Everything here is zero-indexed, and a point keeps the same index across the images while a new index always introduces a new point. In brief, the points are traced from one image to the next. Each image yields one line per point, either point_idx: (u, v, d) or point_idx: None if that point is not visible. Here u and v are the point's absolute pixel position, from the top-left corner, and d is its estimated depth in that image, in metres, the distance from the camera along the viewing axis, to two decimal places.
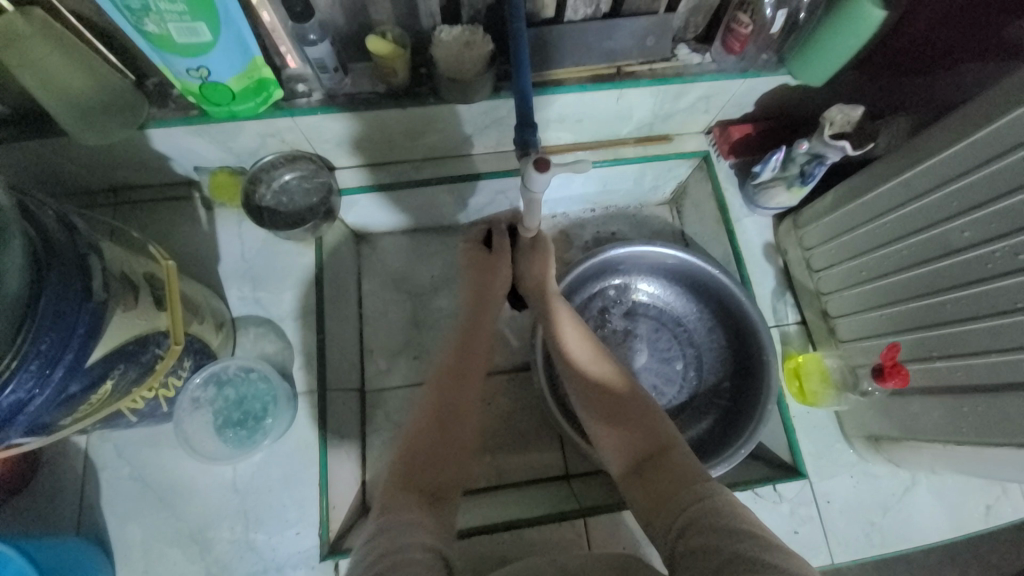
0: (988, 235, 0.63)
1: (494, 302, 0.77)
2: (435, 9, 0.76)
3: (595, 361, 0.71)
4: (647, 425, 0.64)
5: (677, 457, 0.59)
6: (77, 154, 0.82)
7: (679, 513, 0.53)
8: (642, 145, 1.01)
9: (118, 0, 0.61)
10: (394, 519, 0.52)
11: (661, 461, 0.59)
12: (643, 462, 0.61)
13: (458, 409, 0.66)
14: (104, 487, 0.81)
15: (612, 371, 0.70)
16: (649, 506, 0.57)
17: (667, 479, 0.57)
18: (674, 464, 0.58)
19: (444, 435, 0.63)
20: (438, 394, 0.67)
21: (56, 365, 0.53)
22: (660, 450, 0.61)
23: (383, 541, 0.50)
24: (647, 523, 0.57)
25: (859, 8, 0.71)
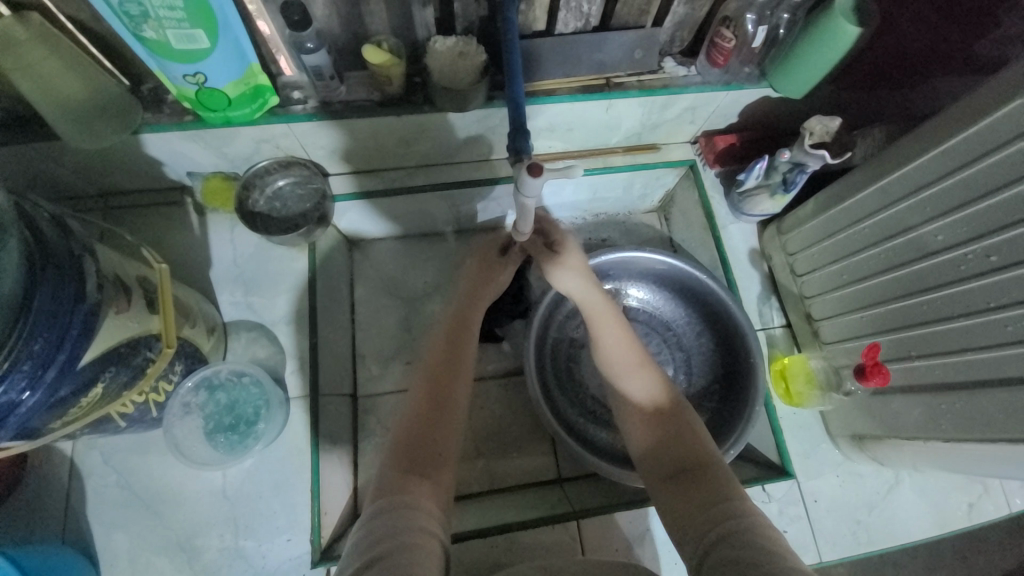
0: (960, 238, 0.66)
1: (487, 299, 0.78)
2: (431, 21, 0.78)
3: (640, 364, 0.70)
4: (688, 436, 0.64)
5: (714, 470, 0.59)
6: (68, 158, 0.82)
7: (713, 526, 0.53)
8: (631, 155, 1.03)
9: (117, 7, 0.62)
10: (397, 500, 0.54)
11: (701, 472, 0.59)
12: (681, 470, 0.60)
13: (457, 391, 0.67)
14: (89, 495, 0.79)
15: (657, 379, 0.69)
16: (681, 513, 0.57)
17: (704, 489, 0.57)
18: (713, 476, 0.58)
19: (440, 416, 0.64)
20: (430, 380, 0.67)
21: (49, 366, 0.53)
22: (699, 461, 0.61)
23: (387, 523, 0.52)
24: (675, 530, 0.57)
25: (834, 25, 0.75)
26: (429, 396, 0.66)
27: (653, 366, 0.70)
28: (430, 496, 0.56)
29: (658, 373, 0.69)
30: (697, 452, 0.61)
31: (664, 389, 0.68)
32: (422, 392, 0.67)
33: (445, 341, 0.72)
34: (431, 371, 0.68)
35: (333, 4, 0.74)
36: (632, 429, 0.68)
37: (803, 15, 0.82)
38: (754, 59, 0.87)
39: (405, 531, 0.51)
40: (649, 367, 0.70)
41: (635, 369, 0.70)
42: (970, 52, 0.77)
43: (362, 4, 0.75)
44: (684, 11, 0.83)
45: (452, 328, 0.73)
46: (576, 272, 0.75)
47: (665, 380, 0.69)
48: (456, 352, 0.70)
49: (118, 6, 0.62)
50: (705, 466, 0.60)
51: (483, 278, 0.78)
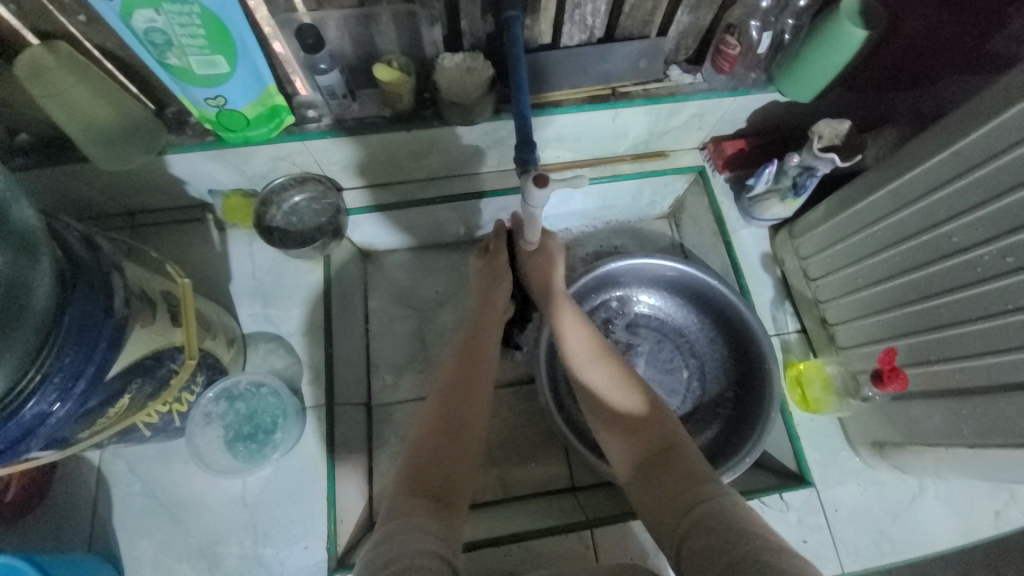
0: (976, 239, 0.65)
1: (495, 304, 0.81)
2: (439, 38, 0.80)
3: (601, 360, 0.72)
4: (653, 425, 0.65)
5: (684, 458, 0.60)
6: (98, 180, 0.86)
7: (686, 512, 0.54)
8: (639, 162, 1.04)
9: (143, 36, 0.66)
10: (405, 523, 0.53)
11: (670, 462, 0.60)
12: (650, 463, 0.62)
13: (470, 414, 0.67)
14: (116, 503, 0.82)
15: (617, 370, 0.71)
16: (656, 505, 0.58)
17: (674, 477, 0.59)
18: (682, 465, 0.60)
19: (453, 438, 0.65)
20: (444, 399, 0.68)
21: (78, 378, 0.56)
22: (669, 451, 0.62)
23: (389, 548, 0.51)
24: (656, 524, 0.58)
25: (840, 29, 0.75)
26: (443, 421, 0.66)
27: (613, 357, 0.72)
28: (439, 521, 0.55)
29: (621, 368, 0.71)
30: (666, 442, 0.63)
31: (624, 378, 0.70)
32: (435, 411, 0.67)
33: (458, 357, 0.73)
34: (445, 388, 0.70)
35: (345, 26, 0.77)
36: (601, 424, 0.69)
37: (808, 19, 0.82)
38: (761, 65, 0.87)
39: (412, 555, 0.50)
40: (607, 358, 0.72)
41: (597, 365, 0.71)
42: (983, 51, 0.75)
43: (374, 25, 0.77)
44: (688, 20, 0.84)
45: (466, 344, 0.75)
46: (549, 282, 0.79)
47: (628, 374, 0.70)
48: (468, 370, 0.72)
49: (144, 35, 0.66)
50: (674, 456, 0.61)
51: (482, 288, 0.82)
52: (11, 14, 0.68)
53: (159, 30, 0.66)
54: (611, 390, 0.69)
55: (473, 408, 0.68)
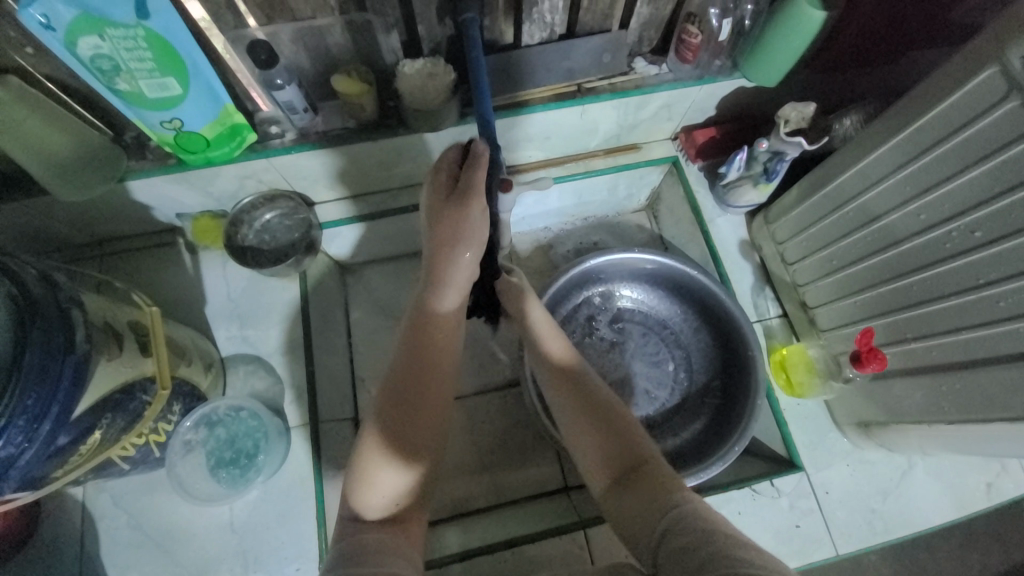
0: (941, 217, 0.64)
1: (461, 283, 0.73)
2: (396, 45, 0.79)
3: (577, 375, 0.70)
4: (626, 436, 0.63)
5: (656, 470, 0.59)
6: (61, 211, 0.84)
7: (661, 520, 0.53)
8: (612, 156, 1.03)
9: (90, 63, 0.65)
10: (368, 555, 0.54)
11: (642, 473, 0.59)
12: (621, 476, 0.60)
13: (428, 433, 0.65)
14: (102, 537, 0.81)
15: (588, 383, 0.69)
16: (630, 518, 0.57)
17: (646, 488, 0.57)
18: (654, 475, 0.58)
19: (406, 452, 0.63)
20: (392, 424, 0.63)
21: (44, 419, 0.54)
22: (641, 461, 0.61)
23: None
24: (630, 536, 0.57)
25: (795, 9, 0.75)
26: (400, 446, 0.63)
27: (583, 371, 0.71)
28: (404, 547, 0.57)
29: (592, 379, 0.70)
30: (637, 452, 0.61)
31: (595, 390, 0.68)
32: (378, 438, 0.63)
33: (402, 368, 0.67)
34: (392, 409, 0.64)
35: (301, 39, 0.76)
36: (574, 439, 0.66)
37: (767, 4, 0.81)
38: (723, 52, 0.87)
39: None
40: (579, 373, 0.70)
41: (573, 382, 0.69)
42: (946, 19, 0.78)
43: (328, 36, 0.76)
44: (648, 11, 0.83)
45: (408, 351, 0.68)
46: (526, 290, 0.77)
47: (598, 387, 0.68)
48: (414, 385, 0.65)
49: (91, 62, 0.64)
50: (646, 467, 0.60)
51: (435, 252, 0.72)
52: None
53: (106, 56, 0.64)
54: (583, 403, 0.67)
55: (427, 427, 0.65)
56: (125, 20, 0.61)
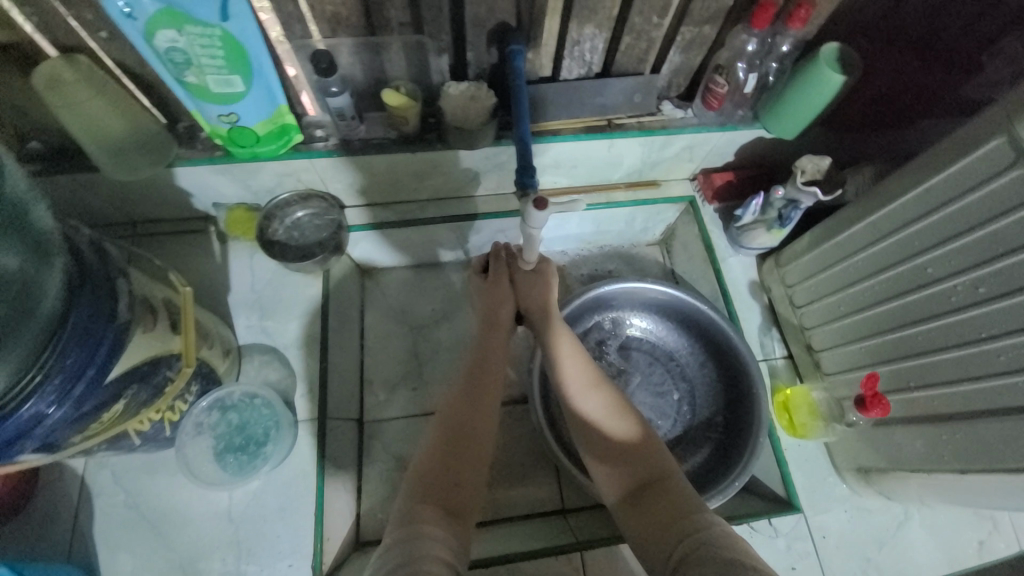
0: (950, 270, 0.68)
1: (502, 320, 0.79)
2: (445, 67, 0.85)
3: (597, 388, 0.73)
4: (647, 454, 0.67)
5: (675, 487, 0.63)
6: (106, 189, 0.88)
7: (679, 542, 0.57)
8: (633, 190, 1.08)
9: (164, 55, 0.69)
10: (413, 531, 0.56)
11: (663, 492, 0.63)
12: (641, 493, 0.64)
13: (478, 432, 0.69)
14: (98, 513, 0.80)
15: (612, 401, 0.72)
16: (646, 533, 0.61)
17: (665, 504, 0.61)
18: (675, 495, 0.62)
19: (455, 446, 0.67)
20: (448, 428, 0.68)
21: (78, 380, 0.56)
22: (663, 478, 0.64)
23: (403, 550, 0.54)
24: (644, 548, 0.60)
25: (819, 72, 0.81)
26: (449, 440, 0.67)
27: (608, 386, 0.74)
28: (448, 529, 0.58)
29: (613, 394, 0.73)
30: (657, 469, 0.65)
31: (616, 402, 0.72)
32: (430, 444, 0.68)
33: (458, 388, 0.73)
34: (449, 418, 0.70)
35: (357, 54, 0.81)
36: (597, 451, 0.70)
37: (791, 62, 0.88)
38: (746, 103, 0.93)
39: (423, 559, 0.53)
40: (604, 388, 0.73)
41: (591, 393, 0.73)
42: (959, 93, 0.83)
43: (383, 52, 0.82)
44: (680, 59, 0.89)
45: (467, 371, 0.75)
46: (520, 282, 0.80)
47: (624, 404, 0.72)
48: (470, 400, 0.71)
49: (165, 53, 0.69)
50: (665, 486, 0.63)
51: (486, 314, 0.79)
52: (31, 26, 0.70)
53: (180, 50, 0.69)
54: (604, 417, 0.71)
55: (476, 435, 0.68)
56: (204, 19, 0.66)
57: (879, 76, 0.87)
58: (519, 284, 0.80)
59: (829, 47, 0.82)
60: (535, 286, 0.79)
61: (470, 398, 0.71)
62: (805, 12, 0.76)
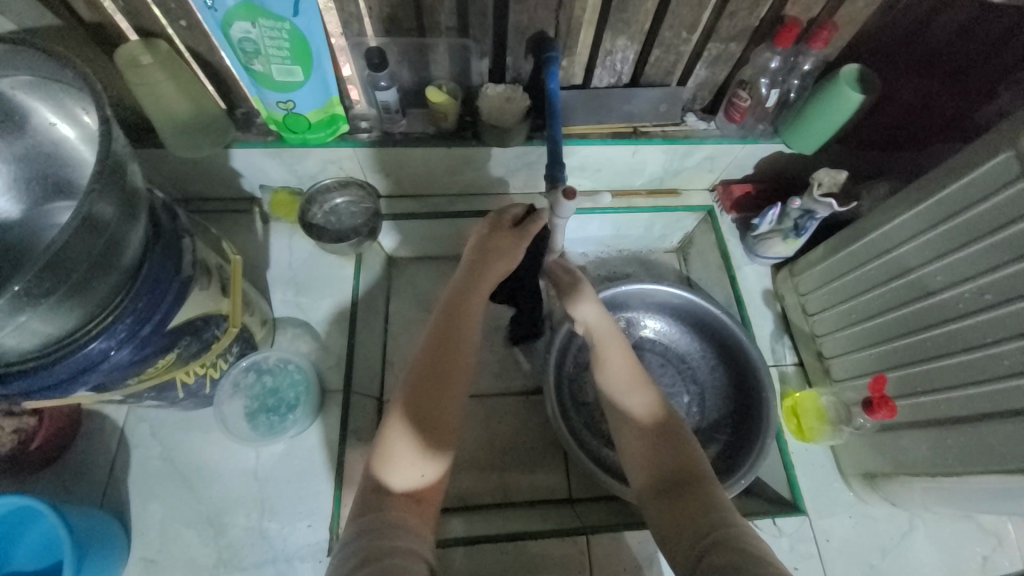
0: (958, 278, 0.70)
1: (488, 284, 0.75)
2: (485, 70, 0.91)
3: (641, 385, 0.74)
4: (681, 451, 0.69)
5: (705, 486, 0.65)
6: (166, 165, 0.96)
7: (704, 535, 0.59)
8: (653, 197, 1.13)
9: (237, 45, 0.77)
10: (382, 520, 0.59)
11: (692, 489, 0.64)
12: (672, 488, 0.66)
13: (444, 412, 0.67)
14: (133, 464, 0.86)
15: (652, 399, 0.73)
16: (670, 524, 0.63)
17: (694, 502, 0.63)
18: (703, 493, 0.64)
19: (431, 421, 0.66)
20: (417, 393, 0.67)
21: (146, 323, 0.63)
22: (694, 476, 0.66)
23: (375, 540, 0.57)
24: (666, 538, 0.63)
25: (839, 91, 0.85)
26: (425, 413, 0.66)
27: (648, 384, 0.74)
28: (418, 520, 0.61)
29: (654, 393, 0.74)
30: (689, 467, 0.67)
31: (657, 402, 0.73)
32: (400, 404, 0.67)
33: (433, 342, 0.69)
34: (419, 379, 0.68)
35: (406, 54, 0.88)
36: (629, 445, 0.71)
37: (812, 81, 0.92)
38: (768, 118, 0.98)
39: (397, 551, 0.56)
40: (645, 386, 0.74)
41: (633, 390, 0.73)
42: (973, 118, 0.88)
43: (430, 53, 0.88)
44: (705, 74, 0.95)
45: (448, 322, 0.71)
46: (520, 245, 0.78)
47: (661, 400, 0.73)
48: (443, 364, 0.68)
49: (237, 43, 0.77)
50: (694, 480, 0.65)
51: (475, 266, 0.76)
52: (119, 11, 0.77)
53: (251, 40, 0.76)
54: (643, 413, 0.72)
55: (445, 403, 0.67)
56: (278, 13, 0.74)
57: (899, 94, 0.92)
58: (519, 247, 0.78)
59: (850, 68, 0.86)
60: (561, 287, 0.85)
61: (438, 373, 0.68)
62: (828, 34, 0.81)
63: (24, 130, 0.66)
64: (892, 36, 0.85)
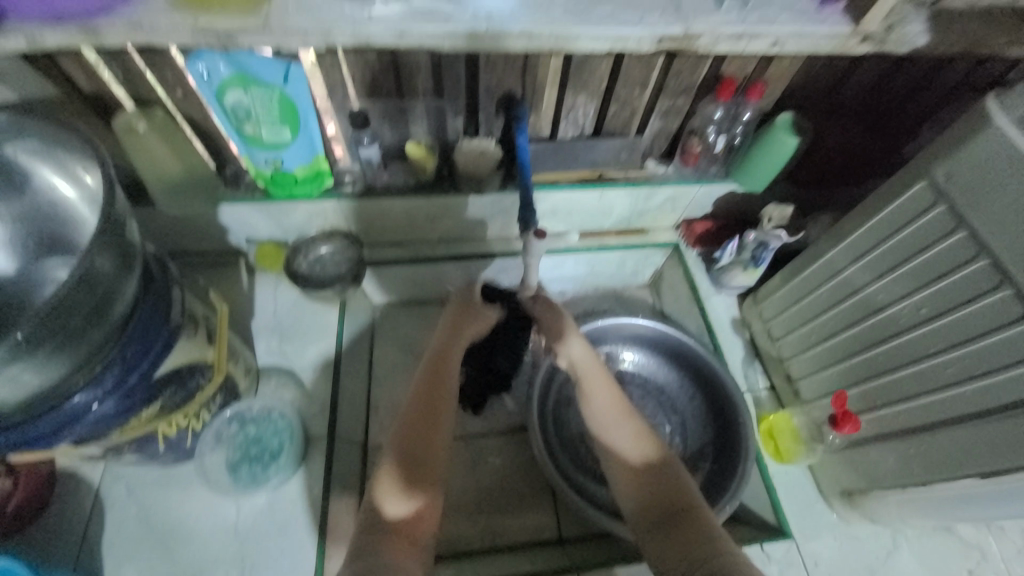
0: (898, 295, 0.77)
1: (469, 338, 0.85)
2: (460, 127, 0.99)
3: (626, 419, 0.77)
4: (669, 481, 0.71)
5: (696, 515, 0.66)
6: (154, 222, 0.99)
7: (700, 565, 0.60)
8: (623, 236, 1.20)
9: (230, 111, 0.85)
10: (376, 560, 0.59)
11: (684, 519, 0.66)
12: (665, 520, 0.67)
13: (431, 454, 0.72)
14: (107, 526, 0.83)
15: (639, 433, 0.76)
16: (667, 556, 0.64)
17: (687, 532, 0.65)
18: (695, 523, 0.65)
19: (422, 461, 0.71)
20: (411, 430, 0.72)
21: (132, 372, 0.64)
22: (685, 506, 0.68)
23: None
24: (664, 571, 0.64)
25: (776, 137, 0.96)
26: (415, 454, 0.71)
27: (634, 418, 0.77)
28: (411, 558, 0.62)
29: (640, 427, 0.76)
30: (679, 496, 0.69)
31: (644, 435, 0.76)
32: (394, 449, 0.71)
33: (425, 382, 0.77)
34: (414, 418, 0.73)
35: (387, 116, 0.96)
36: (620, 479, 0.74)
37: (753, 128, 1.03)
38: (719, 161, 1.07)
39: None
40: (631, 419, 0.77)
41: (620, 425, 0.76)
42: (901, 151, 1.02)
43: (408, 114, 0.96)
44: (660, 123, 1.03)
45: (436, 368, 0.78)
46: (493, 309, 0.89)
47: (647, 431, 0.76)
48: (435, 401, 0.75)
49: (230, 109, 0.84)
50: (685, 510, 0.67)
51: (460, 318, 0.86)
52: (117, 84, 0.83)
53: (244, 107, 0.84)
54: (632, 448, 0.74)
55: (438, 438, 0.73)
56: (268, 82, 0.81)
57: (829, 138, 1.03)
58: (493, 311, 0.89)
59: (783, 116, 0.97)
60: (547, 322, 0.89)
61: (430, 414, 0.74)
62: (762, 88, 0.92)
63: (23, 190, 0.71)
64: (817, 89, 0.96)
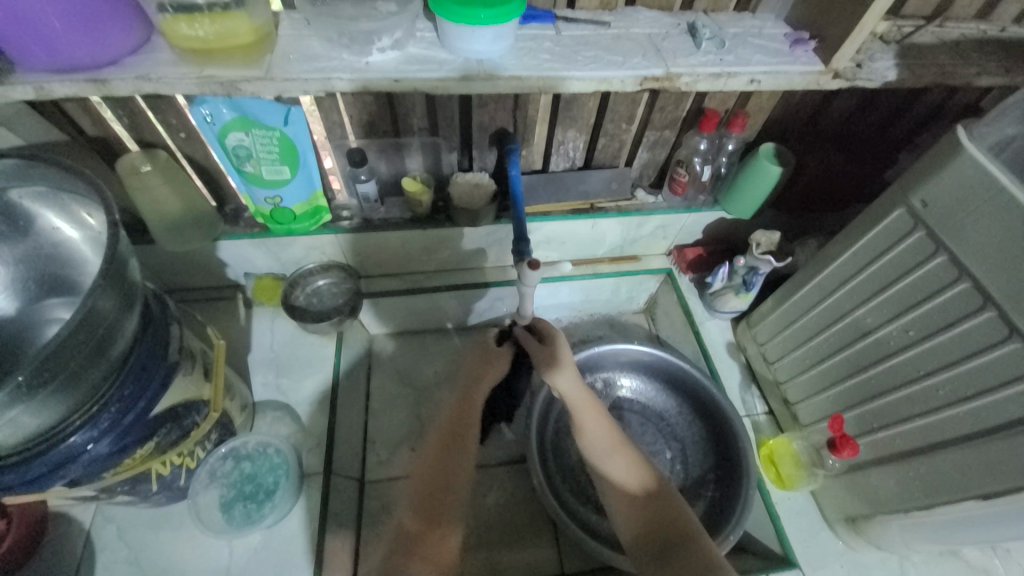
0: (885, 318, 0.78)
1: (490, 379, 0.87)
2: (454, 162, 1.02)
3: (621, 451, 0.77)
4: (667, 512, 0.71)
5: (695, 544, 0.65)
6: (154, 260, 1.01)
7: None
8: (615, 264, 1.22)
9: (231, 151, 0.87)
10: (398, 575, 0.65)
11: (683, 548, 0.65)
12: (664, 550, 0.67)
13: (452, 477, 0.77)
14: (97, 570, 0.81)
15: (635, 465, 0.75)
16: None
17: (685, 562, 0.63)
18: (693, 551, 0.64)
19: (445, 482, 0.76)
20: (435, 460, 0.79)
21: (129, 412, 0.64)
22: (683, 536, 0.67)
23: None
24: None
25: (761, 165, 0.98)
26: (436, 477, 0.77)
27: (630, 450, 0.77)
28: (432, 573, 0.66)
29: (636, 458, 0.76)
30: (677, 526, 0.69)
31: (640, 466, 0.75)
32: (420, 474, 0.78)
33: (453, 412, 0.84)
34: (438, 447, 0.81)
35: (383, 153, 0.99)
36: (620, 510, 0.73)
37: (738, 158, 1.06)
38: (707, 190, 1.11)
39: None
40: (627, 450, 0.76)
41: (616, 457, 0.76)
42: (880, 177, 1.08)
43: (404, 150, 0.99)
44: (648, 155, 1.07)
45: (460, 404, 0.85)
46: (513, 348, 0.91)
47: (644, 461, 0.76)
48: (459, 430, 0.82)
49: (231, 149, 0.86)
50: (684, 539, 0.66)
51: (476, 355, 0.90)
52: (121, 128, 0.86)
53: (244, 147, 0.86)
54: (629, 479, 0.74)
55: (461, 465, 0.78)
56: (269, 124, 0.84)
57: (812, 165, 1.07)
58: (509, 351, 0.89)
59: (766, 146, 1.01)
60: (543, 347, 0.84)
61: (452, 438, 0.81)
62: (742, 120, 0.94)
63: (26, 233, 0.72)
64: (799, 120, 1.00)
